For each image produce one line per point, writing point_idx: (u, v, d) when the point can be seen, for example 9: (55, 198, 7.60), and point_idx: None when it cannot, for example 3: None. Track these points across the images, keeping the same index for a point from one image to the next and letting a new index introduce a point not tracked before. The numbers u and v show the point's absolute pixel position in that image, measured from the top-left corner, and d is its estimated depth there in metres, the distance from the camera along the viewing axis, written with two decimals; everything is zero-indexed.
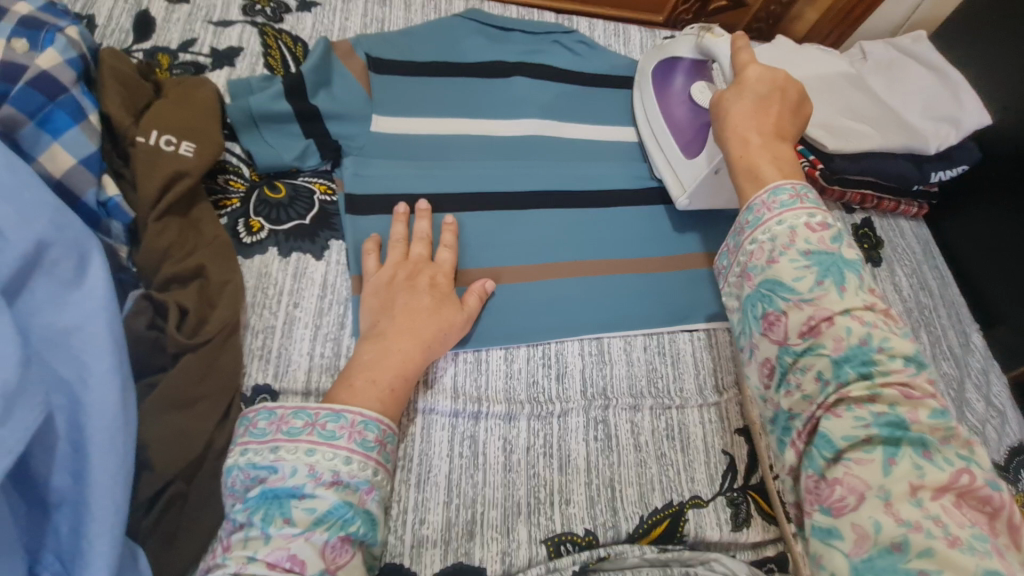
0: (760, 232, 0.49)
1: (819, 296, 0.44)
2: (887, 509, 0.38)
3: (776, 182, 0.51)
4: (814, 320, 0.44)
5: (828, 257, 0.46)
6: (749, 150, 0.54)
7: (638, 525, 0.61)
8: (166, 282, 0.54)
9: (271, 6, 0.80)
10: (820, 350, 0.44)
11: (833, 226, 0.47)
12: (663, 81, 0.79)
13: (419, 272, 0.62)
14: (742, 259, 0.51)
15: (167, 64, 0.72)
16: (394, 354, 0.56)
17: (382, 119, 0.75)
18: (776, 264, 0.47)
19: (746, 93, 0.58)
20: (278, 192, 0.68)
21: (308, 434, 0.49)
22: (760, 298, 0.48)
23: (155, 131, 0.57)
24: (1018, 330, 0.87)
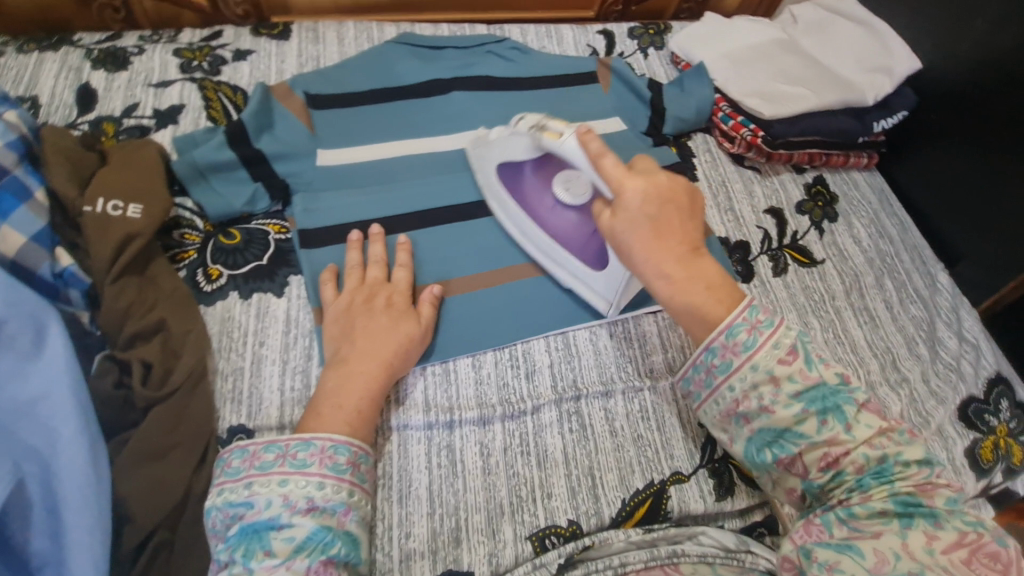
0: (736, 378, 0.50)
1: (830, 437, 0.47)
2: (905, 547, 0.42)
3: (727, 318, 0.51)
4: (831, 455, 0.47)
5: (815, 391, 0.48)
6: (675, 285, 0.53)
7: (621, 508, 0.62)
8: (131, 339, 0.56)
9: (208, 60, 0.83)
10: (844, 476, 0.46)
11: (801, 351, 0.50)
12: (517, 191, 0.73)
13: (375, 294, 0.64)
14: (725, 405, 0.52)
15: (112, 132, 0.74)
16: (358, 377, 0.57)
17: (328, 152, 0.77)
18: (772, 413, 0.49)
19: (637, 219, 0.54)
20: (233, 238, 0.70)
21: (280, 466, 0.51)
22: (767, 444, 0.50)
23: (101, 198, 0.59)
24: (980, 264, 0.88)
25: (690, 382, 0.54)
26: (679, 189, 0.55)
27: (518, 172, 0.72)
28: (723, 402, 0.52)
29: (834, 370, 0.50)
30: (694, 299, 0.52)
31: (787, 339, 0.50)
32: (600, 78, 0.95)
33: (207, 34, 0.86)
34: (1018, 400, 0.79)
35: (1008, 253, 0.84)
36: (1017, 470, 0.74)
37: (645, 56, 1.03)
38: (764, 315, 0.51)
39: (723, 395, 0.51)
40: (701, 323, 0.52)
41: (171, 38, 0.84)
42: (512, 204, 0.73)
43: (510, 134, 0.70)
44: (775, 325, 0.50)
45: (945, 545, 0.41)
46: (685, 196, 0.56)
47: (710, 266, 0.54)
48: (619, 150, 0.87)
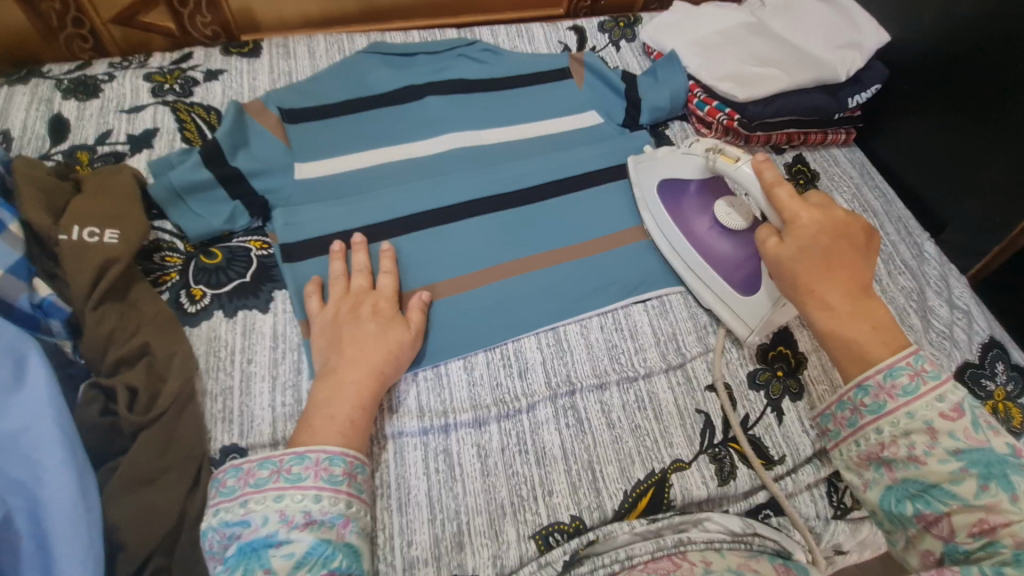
0: (885, 421, 0.50)
1: (989, 504, 0.43)
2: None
3: (889, 359, 0.51)
4: (988, 522, 0.43)
5: (979, 454, 0.45)
6: (839, 318, 0.55)
7: (623, 500, 0.61)
8: (116, 365, 0.55)
9: (179, 83, 0.83)
10: (999, 548, 0.42)
11: (968, 411, 0.47)
12: (676, 208, 0.77)
13: (362, 303, 0.63)
14: (870, 447, 0.51)
15: (87, 160, 0.73)
16: (348, 387, 0.57)
17: (305, 166, 0.77)
18: (923, 464, 0.47)
19: (809, 248, 0.58)
20: (215, 257, 0.70)
21: (275, 481, 0.50)
22: (910, 496, 0.47)
23: (78, 226, 0.59)
24: (965, 229, 0.89)
25: (830, 419, 0.55)
26: (851, 225, 0.59)
27: (683, 191, 0.77)
28: (869, 443, 0.51)
29: (1008, 442, 0.46)
30: (855, 333, 0.54)
31: (957, 399, 0.48)
32: (574, 73, 0.95)
33: (178, 57, 0.86)
34: (1013, 362, 0.80)
35: (991, 218, 0.85)
36: (1020, 432, 0.74)
37: (617, 49, 1.04)
38: (930, 367, 0.50)
39: (868, 435, 0.51)
40: (858, 361, 0.53)
41: (141, 63, 0.84)
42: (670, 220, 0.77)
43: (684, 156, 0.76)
44: (942, 379, 0.49)
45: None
46: (859, 234, 0.58)
47: (880, 309, 0.55)
48: (597, 144, 0.88)
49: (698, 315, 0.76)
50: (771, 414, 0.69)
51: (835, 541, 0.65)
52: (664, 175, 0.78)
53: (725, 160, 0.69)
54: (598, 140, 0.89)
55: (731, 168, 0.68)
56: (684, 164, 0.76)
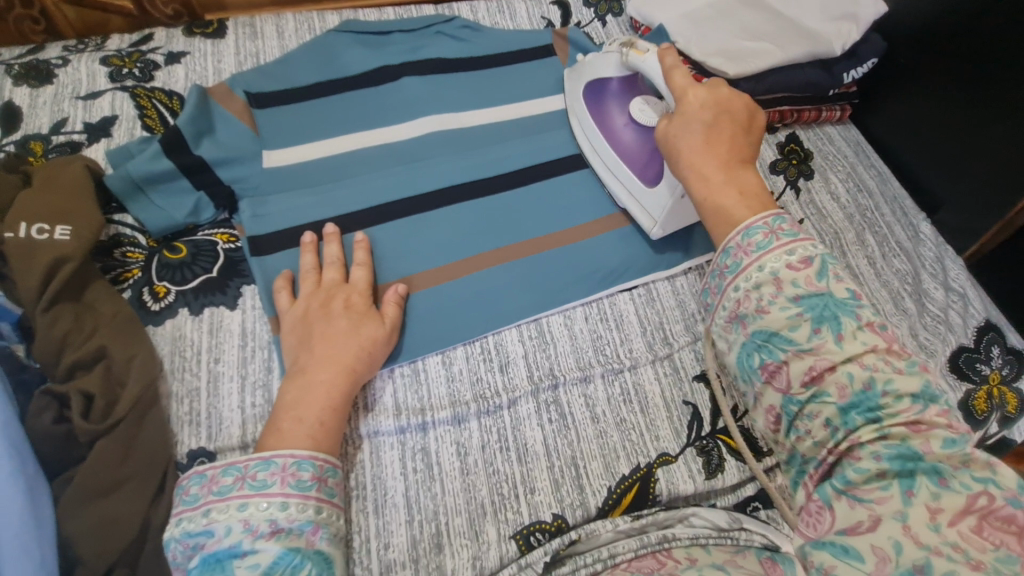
0: (742, 278, 0.46)
1: (818, 346, 0.42)
2: (906, 532, 0.35)
3: (749, 221, 0.48)
4: (816, 368, 0.41)
5: (819, 299, 0.43)
6: (710, 186, 0.52)
7: (607, 497, 0.60)
8: (71, 370, 0.52)
9: (138, 67, 0.78)
10: (825, 398, 0.41)
11: (817, 260, 0.45)
12: (596, 108, 0.76)
13: (333, 297, 0.60)
14: (728, 307, 0.47)
15: (41, 151, 0.69)
16: (317, 387, 0.54)
17: (274, 153, 0.73)
18: (767, 314, 0.44)
19: (692, 122, 0.56)
20: (179, 252, 0.66)
21: (239, 489, 0.48)
22: (757, 348, 0.45)
23: (26, 223, 0.56)
24: (961, 210, 0.86)
25: (704, 292, 0.51)
26: (735, 102, 0.57)
27: (602, 90, 0.76)
28: (725, 302, 0.47)
29: (849, 288, 0.44)
30: (724, 199, 0.51)
31: (807, 250, 0.45)
32: (558, 50, 0.91)
33: (137, 38, 0.81)
34: (1009, 345, 0.77)
35: (991, 194, 0.82)
36: (1012, 418, 0.73)
37: (603, 24, 0.99)
38: (788, 227, 0.47)
39: (726, 296, 0.47)
40: (724, 222, 0.50)
41: (98, 45, 0.79)
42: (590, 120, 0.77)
43: (605, 56, 0.75)
44: (798, 236, 0.46)
45: (952, 516, 0.35)
46: (741, 111, 0.56)
47: (752, 180, 0.52)
48: None
49: (685, 302, 0.73)
50: None
51: None
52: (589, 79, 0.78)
53: (636, 52, 0.68)
54: None
55: (639, 59, 0.68)
56: (603, 63, 0.75)
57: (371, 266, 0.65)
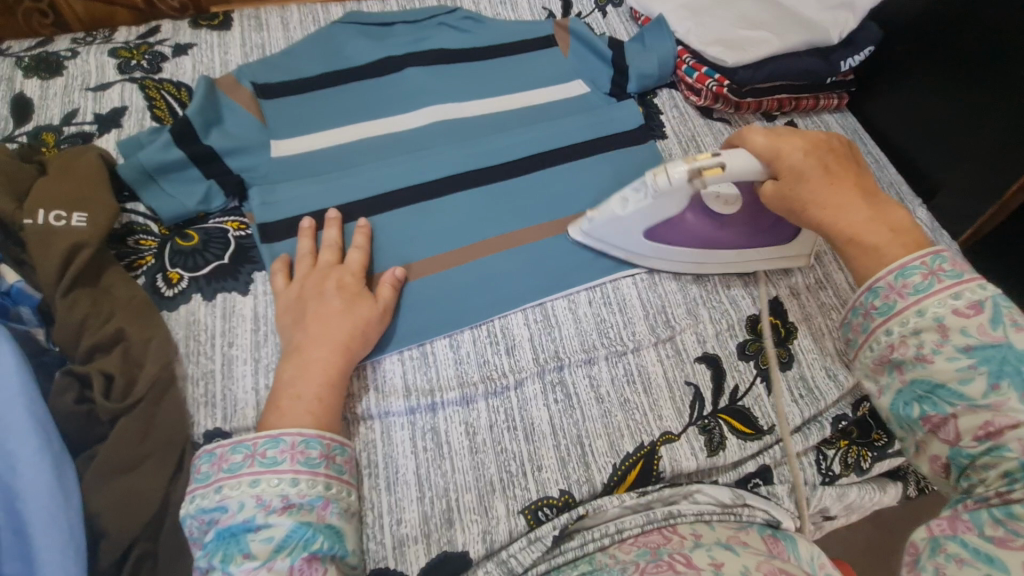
0: (895, 321, 0.49)
1: (997, 403, 0.42)
2: None
3: (904, 260, 0.51)
4: (994, 424, 0.42)
5: (994, 350, 0.44)
6: (855, 229, 0.55)
7: (612, 474, 0.61)
8: (90, 352, 0.54)
9: (146, 59, 0.79)
10: (1004, 453, 0.41)
11: (988, 306, 0.46)
12: (674, 237, 0.71)
13: (327, 277, 0.62)
14: (880, 350, 0.50)
15: (53, 141, 0.71)
16: (312, 365, 0.56)
17: (282, 143, 0.75)
18: (929, 364, 0.46)
19: (803, 172, 0.57)
20: (190, 240, 0.68)
21: (249, 466, 0.49)
22: (917, 398, 0.47)
23: (43, 210, 0.57)
24: (958, 193, 0.88)
25: (847, 329, 0.54)
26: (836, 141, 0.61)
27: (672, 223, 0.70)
28: (877, 346, 0.51)
29: None
30: (873, 238, 0.54)
31: (973, 293, 0.47)
32: (559, 41, 0.93)
33: (144, 31, 0.82)
34: None
35: (987, 181, 0.84)
36: None
37: (603, 15, 1.01)
38: (948, 266, 0.49)
39: (878, 339, 0.50)
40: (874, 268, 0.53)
41: (105, 38, 0.80)
42: (676, 249, 0.72)
43: (644, 203, 0.66)
44: (963, 277, 0.48)
45: None
46: (840, 146, 0.60)
47: (899, 216, 0.55)
48: (583, 115, 0.86)
49: (687, 287, 0.75)
50: (761, 384, 0.69)
51: (822, 505, 0.66)
52: (637, 230, 0.69)
53: (710, 172, 0.59)
54: (584, 111, 0.87)
55: (722, 177, 0.59)
56: (656, 207, 0.66)
57: (369, 250, 0.67)
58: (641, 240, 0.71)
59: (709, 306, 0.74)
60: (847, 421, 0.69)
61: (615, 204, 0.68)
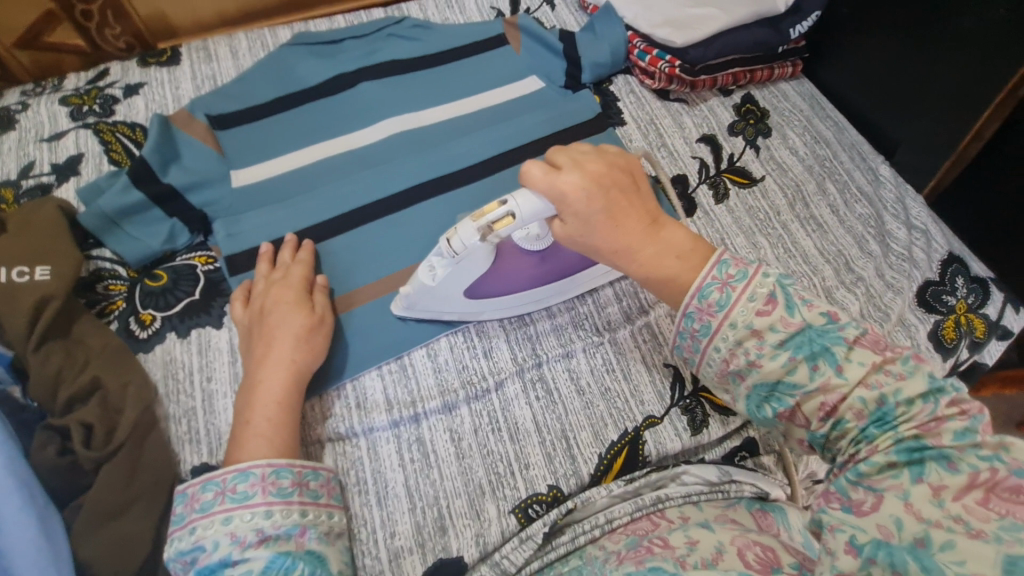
0: (718, 339, 0.51)
1: (823, 383, 0.47)
2: (908, 509, 0.40)
3: (699, 280, 0.53)
4: (828, 403, 0.47)
5: (801, 336, 0.49)
6: (648, 263, 0.55)
7: (598, 464, 0.62)
8: (69, 404, 0.54)
9: (98, 103, 0.79)
10: (845, 425, 0.46)
11: (779, 297, 0.50)
12: (502, 288, 0.66)
13: (268, 294, 0.63)
14: (717, 365, 0.52)
15: (13, 197, 0.71)
16: (262, 386, 0.57)
17: (241, 172, 0.75)
18: (760, 367, 0.49)
19: (589, 219, 0.54)
20: (160, 279, 0.68)
21: (221, 503, 0.50)
22: (764, 399, 0.50)
23: (7, 267, 0.57)
24: (916, 149, 0.88)
25: (680, 350, 0.56)
26: (617, 161, 0.57)
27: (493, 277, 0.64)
28: (714, 363, 0.52)
29: (822, 310, 0.49)
30: (669, 270, 0.55)
31: (761, 288, 0.51)
32: (511, 39, 0.93)
33: (93, 75, 0.82)
34: (973, 275, 0.81)
35: (945, 134, 0.84)
36: (980, 342, 0.76)
37: (552, 8, 1.00)
38: (736, 269, 0.52)
39: (711, 357, 0.52)
40: (676, 289, 0.55)
41: (55, 86, 0.80)
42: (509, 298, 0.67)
43: (453, 267, 0.60)
44: (749, 276, 0.51)
45: (955, 492, 0.39)
46: (617, 169, 0.56)
47: (678, 233, 0.56)
48: (539, 111, 0.86)
49: None
50: None
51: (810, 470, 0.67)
52: (459, 293, 0.64)
53: (501, 224, 0.55)
54: (540, 106, 0.88)
55: (513, 226, 0.55)
56: (471, 267, 0.61)
57: (310, 262, 0.67)
58: (466, 301, 0.65)
59: None
60: None
61: (426, 275, 0.62)
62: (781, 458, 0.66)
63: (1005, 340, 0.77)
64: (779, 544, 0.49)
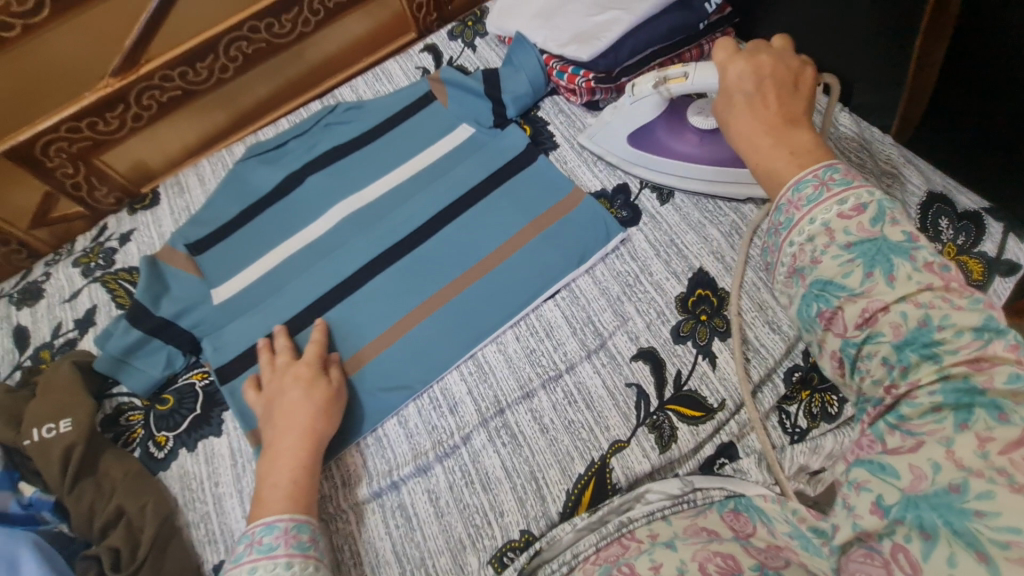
0: (794, 234, 0.45)
1: (870, 289, 0.40)
2: (949, 456, 0.34)
3: (798, 175, 0.47)
4: (870, 310, 0.40)
5: (871, 245, 0.42)
6: (761, 159, 0.51)
7: (567, 500, 0.64)
8: (103, 530, 0.64)
9: (101, 257, 0.92)
10: (879, 339, 0.40)
11: (871, 207, 0.43)
12: (653, 143, 0.81)
13: (286, 375, 0.70)
14: (784, 263, 0.46)
15: (49, 356, 0.84)
16: (284, 456, 0.63)
17: (220, 289, 0.84)
18: (818, 264, 0.43)
19: (734, 98, 0.56)
20: (167, 402, 0.78)
21: (249, 554, 0.55)
22: (813, 299, 0.43)
23: (36, 427, 0.68)
24: (869, 87, 0.80)
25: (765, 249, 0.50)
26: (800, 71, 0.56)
27: (650, 129, 0.80)
28: (781, 260, 0.46)
29: (906, 230, 0.42)
30: (775, 164, 0.50)
31: (859, 197, 0.44)
32: (437, 94, 0.97)
33: (95, 233, 0.95)
34: (960, 212, 0.73)
35: (889, 63, 0.75)
36: (979, 285, 0.70)
37: (473, 50, 1.03)
38: (841, 176, 0.46)
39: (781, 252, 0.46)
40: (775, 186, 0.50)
41: (68, 251, 0.94)
42: (657, 157, 0.81)
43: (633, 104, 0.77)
44: (852, 183, 0.45)
45: (1003, 445, 0.33)
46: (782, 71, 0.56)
47: (807, 139, 0.51)
48: (472, 158, 0.89)
49: (609, 290, 0.76)
50: (703, 361, 0.69)
51: (799, 465, 0.64)
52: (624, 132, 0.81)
53: (675, 81, 0.70)
54: (473, 152, 0.91)
55: (683, 84, 0.69)
56: (637, 109, 0.78)
57: (324, 341, 0.74)
58: (628, 143, 0.82)
59: (633, 299, 0.75)
60: (802, 371, 0.68)
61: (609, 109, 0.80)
62: (762, 457, 0.64)
63: (1013, 276, 0.70)
64: (741, 547, 0.49)
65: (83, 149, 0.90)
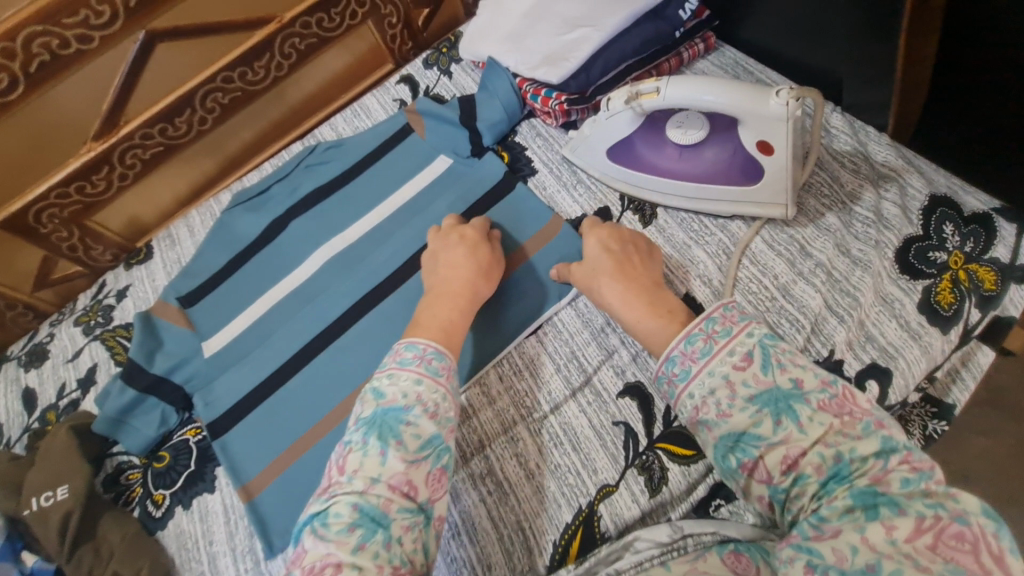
0: (693, 387, 0.49)
1: (785, 437, 0.43)
2: (864, 540, 0.36)
3: (686, 329, 0.52)
4: (790, 456, 0.42)
5: (769, 394, 0.45)
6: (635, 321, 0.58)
7: (554, 552, 0.61)
8: None
9: (100, 314, 0.94)
10: (805, 480, 0.41)
11: (757, 355, 0.47)
12: (632, 160, 0.78)
13: (451, 234, 0.75)
14: (689, 413, 0.49)
15: (55, 417, 0.86)
16: (448, 295, 0.67)
17: (210, 342, 0.85)
18: (729, 417, 0.46)
19: (596, 268, 0.64)
20: (163, 459, 0.79)
21: (417, 365, 0.56)
22: (731, 449, 0.45)
23: (35, 496, 0.70)
24: (857, 87, 0.75)
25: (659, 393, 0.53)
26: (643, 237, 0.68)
27: (629, 145, 0.77)
28: (685, 409, 0.49)
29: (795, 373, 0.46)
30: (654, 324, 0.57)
31: (743, 344, 0.49)
32: (414, 126, 0.96)
33: (95, 290, 0.98)
34: (967, 217, 0.67)
35: (877, 60, 0.69)
36: (993, 296, 0.64)
37: (450, 77, 1.02)
38: (722, 325, 0.51)
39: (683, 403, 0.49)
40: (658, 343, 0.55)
41: (71, 310, 0.97)
42: (637, 172, 0.78)
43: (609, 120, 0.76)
44: (732, 333, 0.49)
45: (907, 532, 0.35)
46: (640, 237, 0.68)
47: (671, 296, 0.59)
48: (451, 191, 0.88)
49: (593, 324, 0.74)
50: None
51: None
52: (602, 147, 0.79)
53: (647, 96, 0.69)
54: (452, 184, 0.89)
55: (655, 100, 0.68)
56: (613, 124, 0.76)
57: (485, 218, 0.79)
58: (608, 158, 0.80)
59: (617, 331, 0.72)
60: None
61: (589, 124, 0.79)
62: None
63: None
64: None
65: (75, 213, 0.92)
